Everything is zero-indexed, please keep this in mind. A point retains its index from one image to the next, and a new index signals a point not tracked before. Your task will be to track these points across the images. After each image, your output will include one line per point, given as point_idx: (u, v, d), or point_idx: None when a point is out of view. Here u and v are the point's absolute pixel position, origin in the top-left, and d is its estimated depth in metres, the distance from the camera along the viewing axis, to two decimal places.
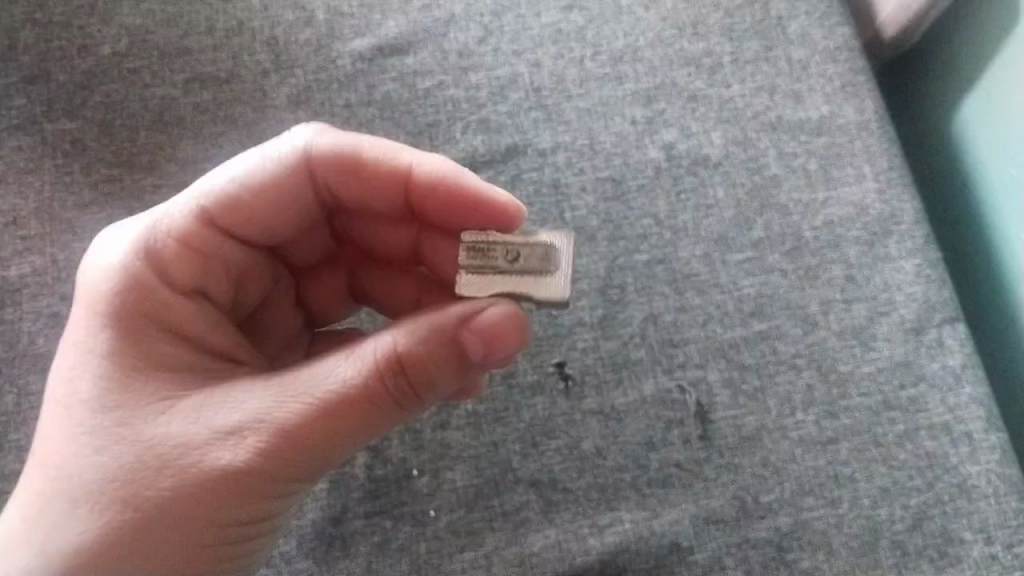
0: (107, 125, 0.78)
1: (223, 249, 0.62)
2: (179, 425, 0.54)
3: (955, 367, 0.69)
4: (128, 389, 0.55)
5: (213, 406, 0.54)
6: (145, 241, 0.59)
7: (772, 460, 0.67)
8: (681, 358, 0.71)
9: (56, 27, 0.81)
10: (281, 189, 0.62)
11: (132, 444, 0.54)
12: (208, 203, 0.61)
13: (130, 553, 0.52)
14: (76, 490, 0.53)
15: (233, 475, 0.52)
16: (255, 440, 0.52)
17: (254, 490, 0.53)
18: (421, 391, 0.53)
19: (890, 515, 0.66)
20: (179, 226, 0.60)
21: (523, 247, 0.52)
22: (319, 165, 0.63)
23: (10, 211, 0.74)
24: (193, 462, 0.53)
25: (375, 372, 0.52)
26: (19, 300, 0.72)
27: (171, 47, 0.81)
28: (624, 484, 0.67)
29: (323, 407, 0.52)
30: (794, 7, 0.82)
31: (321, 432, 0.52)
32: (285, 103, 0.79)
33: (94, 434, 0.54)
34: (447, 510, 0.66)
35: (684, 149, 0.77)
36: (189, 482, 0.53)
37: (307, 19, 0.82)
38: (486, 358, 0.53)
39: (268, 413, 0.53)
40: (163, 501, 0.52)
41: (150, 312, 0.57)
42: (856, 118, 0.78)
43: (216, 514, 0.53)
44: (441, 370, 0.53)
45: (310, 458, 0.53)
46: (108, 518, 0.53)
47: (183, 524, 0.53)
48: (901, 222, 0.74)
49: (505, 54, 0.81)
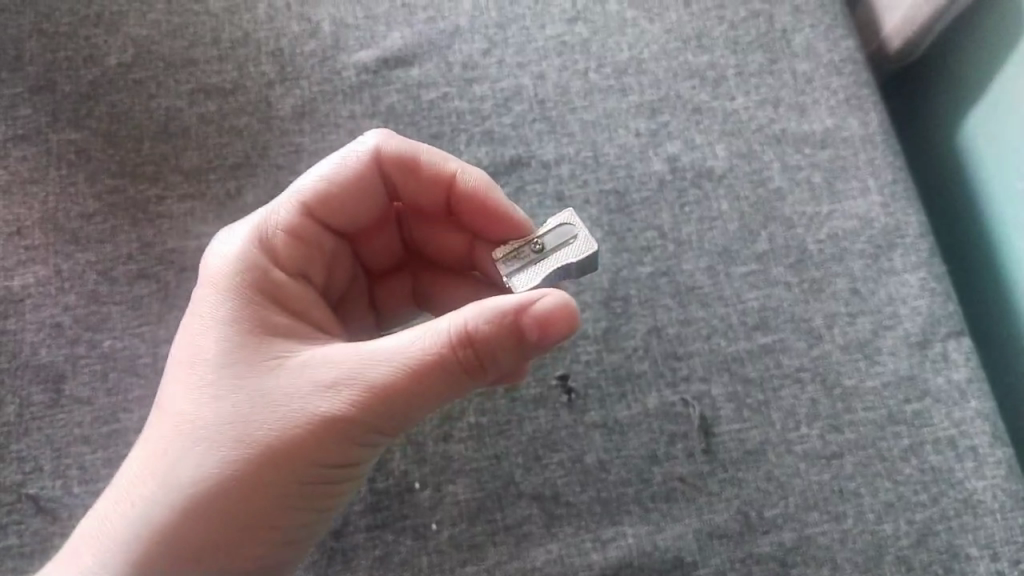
0: (112, 135, 0.78)
1: (313, 245, 0.63)
2: (284, 384, 0.53)
3: (960, 381, 0.69)
4: (237, 346, 0.55)
5: (310, 364, 0.54)
6: (252, 232, 0.60)
7: (776, 474, 0.67)
8: (684, 371, 0.70)
9: (62, 38, 0.82)
10: (356, 183, 0.64)
11: (239, 396, 0.54)
12: (305, 199, 0.63)
13: (234, 503, 0.53)
14: (185, 439, 0.54)
15: (328, 434, 0.53)
16: (348, 399, 0.52)
17: (346, 447, 0.54)
18: (495, 362, 0.53)
19: (895, 530, 0.65)
20: (284, 220, 0.61)
21: (543, 236, 0.61)
22: (388, 164, 0.64)
23: (14, 221, 0.75)
24: (293, 418, 0.53)
25: (454, 340, 0.51)
26: (22, 310, 0.71)
27: (177, 57, 0.82)
28: (627, 498, 0.66)
29: (407, 374, 0.52)
30: (798, 20, 0.82)
31: (408, 396, 0.52)
32: (290, 114, 0.79)
33: (204, 385, 0.54)
34: (450, 523, 0.66)
35: (688, 161, 0.77)
36: (290, 438, 0.52)
37: (312, 30, 0.83)
38: (541, 340, 0.52)
39: (358, 375, 0.52)
40: (265, 455, 0.53)
41: (259, 285, 0.58)
42: (860, 131, 0.78)
43: (311, 469, 0.53)
44: (514, 344, 0.52)
45: (396, 416, 0.54)
46: (214, 468, 0.53)
47: (283, 479, 0.53)
48: (905, 235, 0.74)
49: (510, 66, 0.81)
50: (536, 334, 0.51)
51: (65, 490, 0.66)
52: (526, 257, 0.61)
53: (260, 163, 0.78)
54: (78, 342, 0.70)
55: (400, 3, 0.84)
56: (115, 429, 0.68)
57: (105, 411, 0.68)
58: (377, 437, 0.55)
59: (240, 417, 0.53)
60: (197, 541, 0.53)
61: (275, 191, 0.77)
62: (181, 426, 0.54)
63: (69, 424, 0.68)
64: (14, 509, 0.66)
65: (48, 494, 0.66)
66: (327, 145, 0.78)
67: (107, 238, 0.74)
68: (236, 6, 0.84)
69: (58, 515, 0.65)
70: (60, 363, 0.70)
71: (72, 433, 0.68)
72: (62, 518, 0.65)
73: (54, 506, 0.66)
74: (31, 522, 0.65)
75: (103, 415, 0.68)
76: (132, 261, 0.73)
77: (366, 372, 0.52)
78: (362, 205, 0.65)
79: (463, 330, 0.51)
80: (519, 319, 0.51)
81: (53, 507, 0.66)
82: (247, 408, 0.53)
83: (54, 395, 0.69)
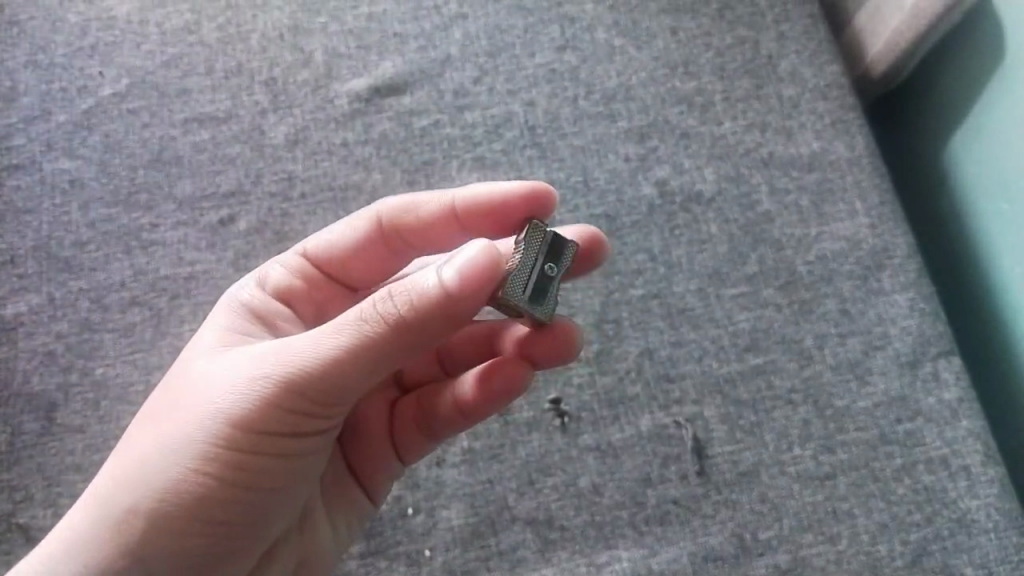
0: (105, 164, 0.79)
1: (315, 289, 0.64)
2: (226, 364, 0.53)
3: (951, 401, 0.69)
4: (207, 343, 0.57)
5: (255, 346, 0.54)
6: (253, 279, 0.63)
7: (770, 496, 0.67)
8: (677, 394, 0.71)
9: (57, 69, 0.83)
10: (362, 239, 0.65)
11: (189, 377, 0.54)
12: (310, 251, 0.65)
13: (157, 481, 0.50)
14: (139, 421, 0.54)
15: (251, 405, 0.50)
16: (273, 367, 0.50)
17: (267, 423, 0.50)
18: (417, 329, 0.49)
19: (890, 551, 0.65)
20: (285, 266, 0.64)
21: (544, 283, 0.53)
22: (390, 220, 0.65)
23: (8, 249, 0.75)
24: (224, 389, 0.51)
25: (378, 302, 0.49)
26: (14, 339, 0.72)
27: (170, 87, 0.82)
28: (621, 522, 0.66)
29: (330, 339, 0.50)
30: (784, 46, 0.84)
31: (330, 366, 0.50)
32: (283, 141, 0.80)
33: (171, 375, 0.56)
34: (443, 549, 0.65)
35: (677, 185, 0.78)
36: (218, 409, 0.51)
37: (305, 61, 0.84)
38: (462, 288, 0.48)
39: (287, 347, 0.51)
40: (197, 429, 0.51)
41: (248, 309, 0.60)
42: (847, 154, 0.79)
43: (238, 437, 0.51)
44: (431, 303, 0.48)
45: (319, 390, 0.50)
46: (149, 444, 0.52)
47: (206, 455, 0.50)
48: (894, 256, 0.75)
49: (500, 94, 0.82)
50: (454, 286, 0.48)
51: (56, 518, 0.66)
52: (538, 255, 0.53)
53: (253, 191, 0.78)
54: (70, 370, 0.71)
55: (391, 33, 0.85)
56: (106, 457, 0.67)
57: (97, 439, 0.68)
58: (305, 418, 0.52)
59: (183, 393, 0.53)
60: (115, 525, 0.50)
61: (269, 218, 0.77)
62: (142, 412, 0.55)
63: (61, 452, 0.68)
64: (4, 539, 0.65)
65: (39, 523, 0.65)
66: (319, 173, 0.79)
67: (100, 266, 0.75)
68: (230, 37, 0.85)
69: None
70: (52, 391, 0.70)
71: (64, 461, 0.67)
72: None
73: (44, 535, 0.65)
74: (21, 552, 0.65)
75: (96, 443, 0.68)
76: (126, 289, 0.74)
77: (294, 344, 0.51)
78: (366, 257, 0.66)
79: (385, 292, 0.50)
80: (438, 278, 0.48)
81: (44, 537, 0.65)
82: (193, 384, 0.53)
83: (46, 424, 0.69)
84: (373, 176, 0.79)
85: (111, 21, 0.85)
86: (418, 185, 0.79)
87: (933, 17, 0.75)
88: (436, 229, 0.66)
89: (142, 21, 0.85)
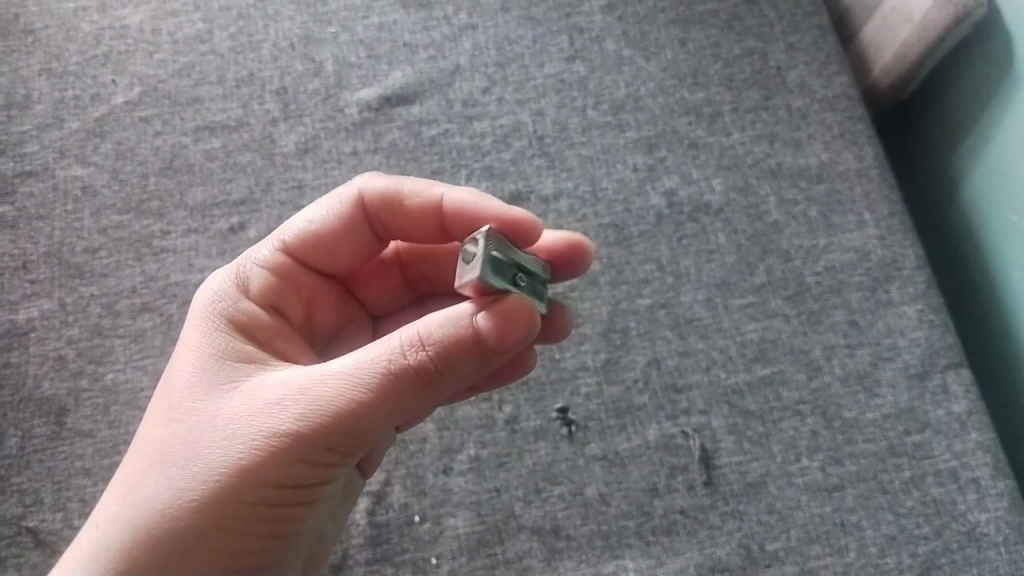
0: (118, 171, 0.80)
1: (292, 277, 0.63)
2: (239, 404, 0.52)
3: (960, 413, 0.69)
4: (204, 368, 0.55)
5: (267, 381, 0.53)
6: (231, 274, 0.61)
7: (778, 507, 0.67)
8: (685, 404, 0.70)
9: (71, 77, 0.83)
10: (343, 224, 0.64)
11: (200, 416, 0.53)
12: (286, 239, 0.63)
13: (188, 530, 0.51)
14: (149, 460, 0.53)
15: (279, 456, 0.50)
16: (296, 416, 0.50)
17: (296, 474, 0.51)
18: (447, 376, 0.50)
19: (898, 563, 0.65)
20: (261, 259, 0.62)
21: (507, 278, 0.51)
22: (373, 205, 0.64)
23: (20, 255, 0.76)
24: (246, 437, 0.51)
25: (405, 349, 0.50)
26: (25, 345, 0.72)
27: (182, 95, 0.83)
28: (628, 532, 0.66)
29: (355, 388, 0.50)
30: (793, 57, 0.84)
31: (358, 416, 0.50)
32: (294, 150, 0.81)
33: (175, 406, 0.54)
34: (449, 557, 0.65)
35: (685, 195, 0.78)
36: (243, 459, 0.51)
37: (316, 70, 0.84)
38: (497, 345, 0.50)
39: (307, 391, 0.50)
40: (219, 477, 0.51)
41: (231, 317, 0.58)
42: (856, 165, 0.79)
43: (265, 487, 0.51)
44: (465, 355, 0.50)
45: (346, 437, 0.51)
46: (175, 491, 0.51)
47: (236, 503, 0.51)
48: (902, 268, 0.74)
49: (509, 104, 0.83)
50: (488, 338, 0.49)
51: (65, 523, 0.66)
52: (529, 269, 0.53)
53: (264, 199, 0.79)
54: (80, 375, 0.71)
55: (402, 43, 0.86)
56: (115, 462, 0.68)
57: (106, 444, 0.68)
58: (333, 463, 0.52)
59: (199, 437, 0.52)
60: (153, 575, 0.51)
61: (279, 226, 0.77)
62: (148, 450, 0.54)
63: (70, 457, 0.68)
64: (14, 542, 0.66)
65: (48, 528, 0.66)
66: (329, 181, 0.79)
67: (111, 273, 0.75)
68: (241, 46, 0.85)
69: (58, 549, 0.65)
70: (62, 396, 0.70)
71: (73, 465, 0.68)
72: (61, 553, 0.65)
73: (53, 540, 0.65)
74: (30, 557, 0.65)
75: (105, 448, 0.68)
76: (136, 295, 0.74)
77: (313, 388, 0.50)
78: (350, 243, 0.65)
79: (411, 341, 0.50)
80: (470, 331, 0.49)
81: (52, 541, 0.65)
82: (207, 425, 0.52)
83: (56, 428, 0.69)
84: None
85: (125, 30, 0.86)
86: None
87: (942, 28, 0.75)
88: (420, 221, 0.65)
89: (155, 30, 0.86)
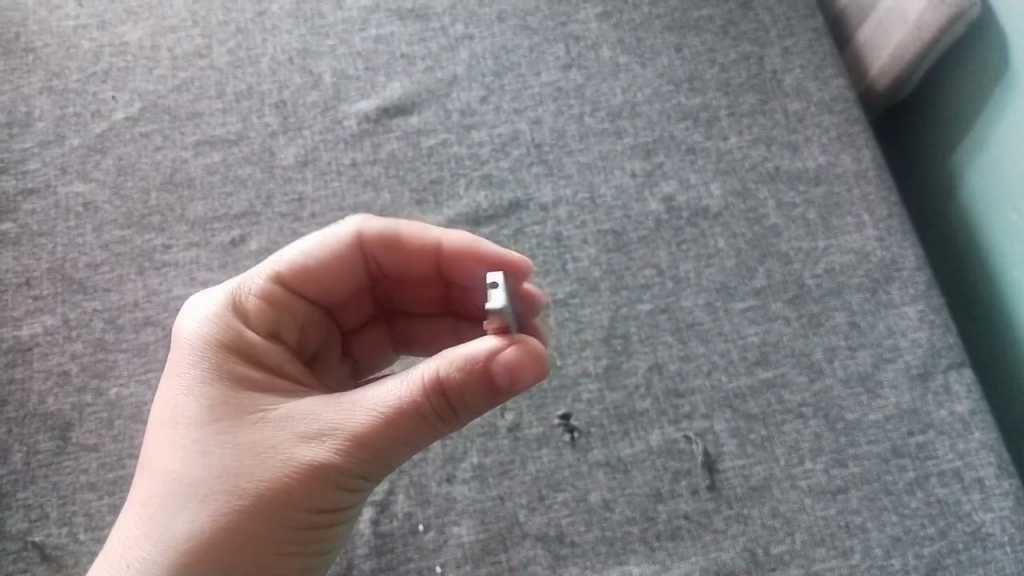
0: (119, 187, 0.80)
1: (288, 305, 0.62)
2: (267, 436, 0.53)
3: (963, 413, 0.69)
4: (216, 399, 0.55)
5: (293, 415, 0.54)
6: (221, 301, 0.59)
7: (781, 510, 0.67)
8: (687, 409, 0.70)
9: (71, 94, 0.84)
10: (337, 257, 0.64)
11: (225, 447, 0.53)
12: (280, 269, 0.62)
13: (223, 557, 0.51)
14: (173, 493, 0.53)
15: (317, 484, 0.52)
16: (332, 448, 0.52)
17: (330, 499, 0.53)
18: (467, 410, 0.54)
19: (904, 565, 0.64)
20: (257, 288, 0.60)
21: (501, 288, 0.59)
22: (371, 244, 0.64)
23: (22, 272, 0.76)
24: (278, 468, 0.52)
25: (430, 387, 0.52)
26: (29, 361, 0.73)
27: (182, 110, 0.84)
28: (632, 537, 0.66)
29: (385, 421, 0.52)
30: (789, 61, 0.84)
31: (387, 446, 0.53)
32: (294, 162, 0.81)
33: (192, 438, 0.54)
34: (454, 566, 0.65)
35: (684, 200, 0.79)
36: (277, 490, 0.52)
37: (314, 82, 0.85)
38: (512, 386, 0.53)
39: (340, 424, 0.53)
40: (253, 506, 0.52)
41: (230, 344, 0.57)
42: (854, 167, 0.79)
43: (302, 513, 0.53)
44: (484, 392, 0.53)
45: (375, 464, 0.54)
46: (204, 522, 0.52)
47: (274, 531, 0.52)
48: (902, 269, 0.74)
49: (507, 113, 0.83)
50: (505, 377, 0.52)
51: (71, 537, 0.66)
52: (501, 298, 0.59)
53: (265, 212, 0.79)
54: (84, 390, 0.71)
55: (399, 54, 0.86)
56: (120, 476, 0.68)
57: (110, 459, 0.69)
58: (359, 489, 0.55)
59: (229, 467, 0.53)
60: None
61: (278, 239, 0.78)
62: (167, 483, 0.53)
63: (75, 472, 0.68)
64: (20, 558, 0.66)
65: (53, 542, 0.66)
66: (329, 193, 0.80)
67: (113, 288, 0.76)
68: (240, 61, 0.86)
69: (64, 563, 0.65)
70: (66, 411, 0.70)
71: (78, 480, 0.68)
72: (67, 567, 0.65)
73: (59, 554, 0.66)
74: (36, 571, 0.65)
75: (110, 462, 0.69)
76: (139, 309, 0.75)
77: (345, 421, 0.53)
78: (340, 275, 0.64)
79: (437, 375, 0.52)
80: (487, 364, 0.52)
81: (58, 555, 0.66)
82: (234, 456, 0.53)
83: (61, 444, 0.69)
84: (382, 196, 0.80)
85: (125, 46, 0.87)
86: (426, 204, 0.80)
87: (936, 30, 0.76)
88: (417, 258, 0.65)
89: (154, 46, 0.87)
